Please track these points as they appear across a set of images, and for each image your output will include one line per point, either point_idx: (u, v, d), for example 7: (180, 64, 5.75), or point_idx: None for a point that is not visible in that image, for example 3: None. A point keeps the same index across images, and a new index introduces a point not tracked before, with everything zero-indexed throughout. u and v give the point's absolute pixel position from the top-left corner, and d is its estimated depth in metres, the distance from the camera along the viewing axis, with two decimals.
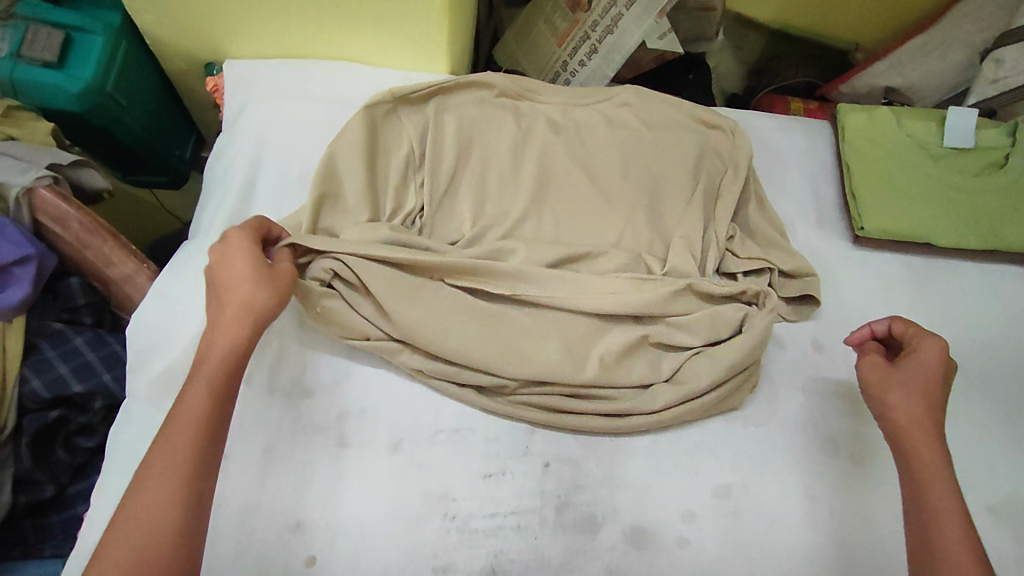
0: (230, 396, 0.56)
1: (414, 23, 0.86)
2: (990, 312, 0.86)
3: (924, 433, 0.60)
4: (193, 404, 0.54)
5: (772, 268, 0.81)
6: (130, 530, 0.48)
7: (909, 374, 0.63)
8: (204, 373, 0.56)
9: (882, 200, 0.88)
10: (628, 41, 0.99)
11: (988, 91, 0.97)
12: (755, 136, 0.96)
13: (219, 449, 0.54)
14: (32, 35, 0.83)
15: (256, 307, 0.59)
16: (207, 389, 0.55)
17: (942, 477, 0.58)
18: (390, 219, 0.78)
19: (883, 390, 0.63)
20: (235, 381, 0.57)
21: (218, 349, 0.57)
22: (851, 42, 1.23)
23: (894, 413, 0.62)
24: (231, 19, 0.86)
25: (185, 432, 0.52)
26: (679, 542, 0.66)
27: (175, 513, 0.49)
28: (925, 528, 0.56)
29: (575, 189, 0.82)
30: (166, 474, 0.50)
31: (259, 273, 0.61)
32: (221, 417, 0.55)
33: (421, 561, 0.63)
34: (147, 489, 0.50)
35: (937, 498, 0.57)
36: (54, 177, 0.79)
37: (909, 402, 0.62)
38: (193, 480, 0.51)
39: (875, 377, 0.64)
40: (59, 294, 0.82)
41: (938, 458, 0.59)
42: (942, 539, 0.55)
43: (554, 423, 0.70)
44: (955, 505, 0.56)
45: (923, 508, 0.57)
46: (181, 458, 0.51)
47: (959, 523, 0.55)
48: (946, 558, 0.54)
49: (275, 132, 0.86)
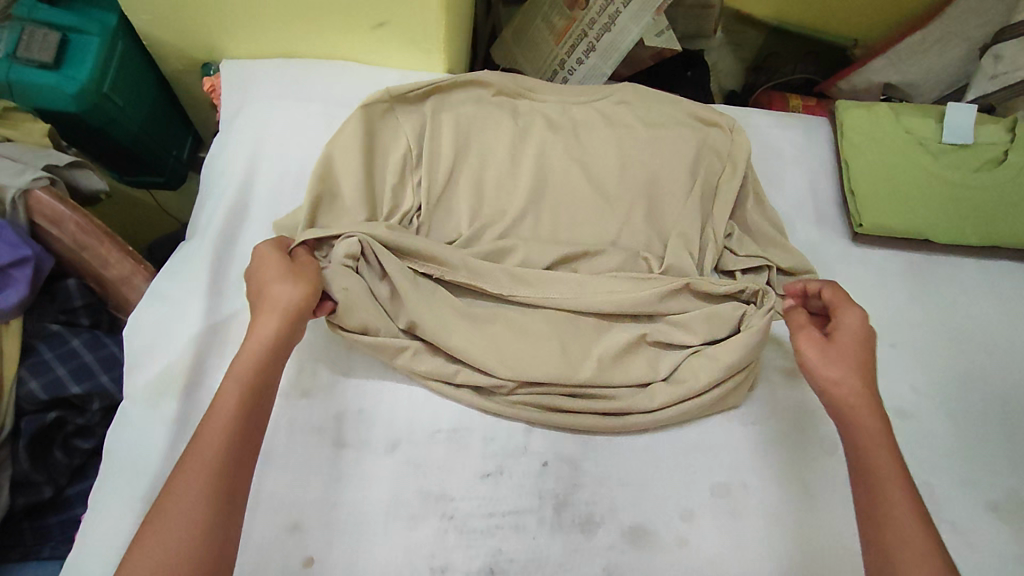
0: (265, 392, 0.56)
1: (412, 23, 0.86)
2: (990, 308, 0.86)
3: (864, 402, 0.59)
4: (226, 400, 0.54)
5: (771, 266, 0.80)
6: (165, 522, 0.47)
7: (846, 349, 0.62)
8: (238, 370, 0.56)
9: (881, 197, 0.88)
10: (626, 38, 0.98)
11: (986, 87, 0.97)
12: (753, 132, 0.96)
13: (254, 444, 0.54)
14: (28, 36, 0.83)
15: (285, 303, 0.60)
16: (241, 385, 0.55)
17: (883, 444, 0.57)
18: (387, 219, 0.77)
19: (824, 366, 0.62)
20: (270, 376, 0.57)
21: (251, 346, 0.58)
22: (850, 38, 1.22)
23: (834, 387, 0.61)
24: (228, 20, 0.86)
25: (220, 425, 0.52)
26: (678, 541, 0.66)
27: (209, 504, 0.49)
28: (872, 496, 0.55)
29: (573, 187, 0.82)
30: (199, 467, 0.50)
31: (290, 273, 0.63)
32: (253, 415, 0.54)
33: (419, 561, 0.63)
34: (181, 482, 0.49)
35: (880, 462, 0.56)
36: (50, 178, 0.79)
37: (848, 377, 0.61)
38: (227, 473, 0.51)
39: (815, 354, 0.63)
40: (57, 296, 0.83)
41: (880, 429, 0.58)
42: (890, 505, 0.54)
43: (553, 422, 0.70)
44: (897, 472, 0.56)
45: (867, 479, 0.56)
46: (216, 451, 0.51)
47: (902, 488, 0.55)
48: (898, 521, 0.53)
49: (273, 132, 0.86)
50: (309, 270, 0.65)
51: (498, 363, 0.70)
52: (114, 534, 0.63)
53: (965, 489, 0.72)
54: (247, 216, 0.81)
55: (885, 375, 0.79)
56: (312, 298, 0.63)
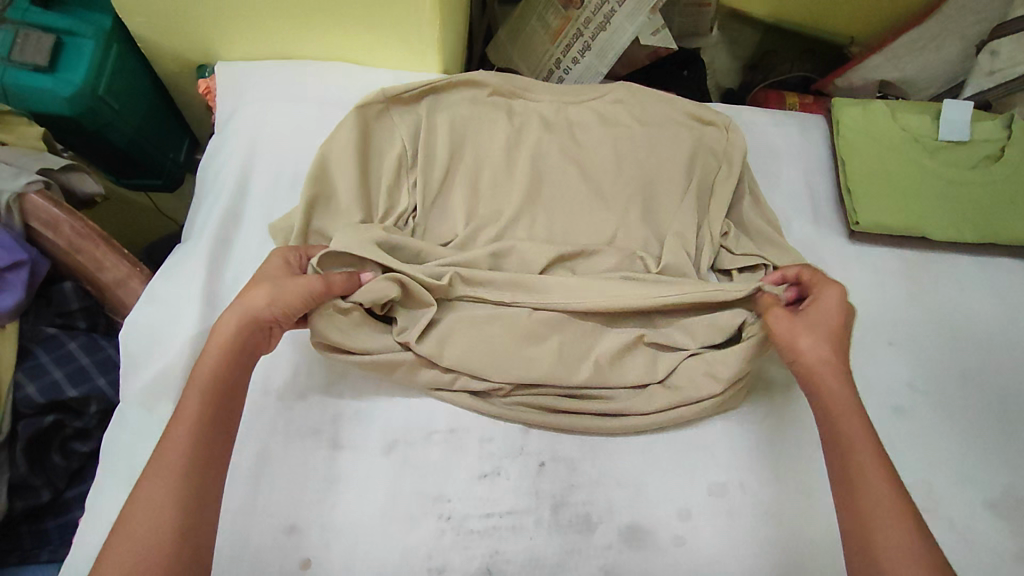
0: (227, 401, 0.56)
1: (407, 24, 0.86)
2: (988, 306, 0.86)
3: (831, 368, 0.61)
4: (187, 412, 0.54)
5: (768, 265, 0.80)
6: (131, 534, 0.47)
7: (816, 319, 0.64)
8: (201, 379, 0.56)
9: (877, 195, 0.88)
10: (621, 37, 0.98)
11: (983, 83, 0.97)
12: (749, 131, 0.96)
13: (218, 453, 0.53)
14: (23, 39, 0.83)
15: (253, 310, 0.60)
16: (201, 394, 0.55)
17: (851, 409, 0.58)
18: (382, 220, 0.77)
19: (794, 335, 0.64)
20: (232, 386, 0.57)
21: (211, 355, 0.57)
22: (845, 36, 1.21)
23: (802, 355, 0.63)
24: (223, 22, 0.85)
25: (181, 436, 0.52)
26: (675, 540, 0.66)
27: (174, 512, 0.48)
28: (843, 463, 0.55)
29: (568, 188, 0.81)
30: (166, 471, 0.50)
31: (282, 282, 0.62)
32: (219, 418, 0.55)
33: (416, 562, 0.63)
34: (146, 494, 0.49)
35: (846, 428, 0.57)
36: (45, 181, 0.79)
37: (814, 342, 0.62)
38: (192, 482, 0.50)
39: (783, 324, 0.65)
40: (53, 299, 0.82)
41: (850, 400, 0.59)
42: (860, 468, 0.54)
43: (551, 423, 0.70)
44: (866, 437, 0.56)
45: (840, 441, 0.56)
46: (178, 461, 0.51)
47: (873, 455, 0.55)
48: (865, 479, 0.53)
49: (268, 134, 0.86)
50: (312, 287, 0.63)
51: (495, 362, 0.70)
52: None
53: (963, 487, 0.72)
54: (244, 218, 0.81)
55: (883, 373, 0.79)
56: (288, 311, 0.62)
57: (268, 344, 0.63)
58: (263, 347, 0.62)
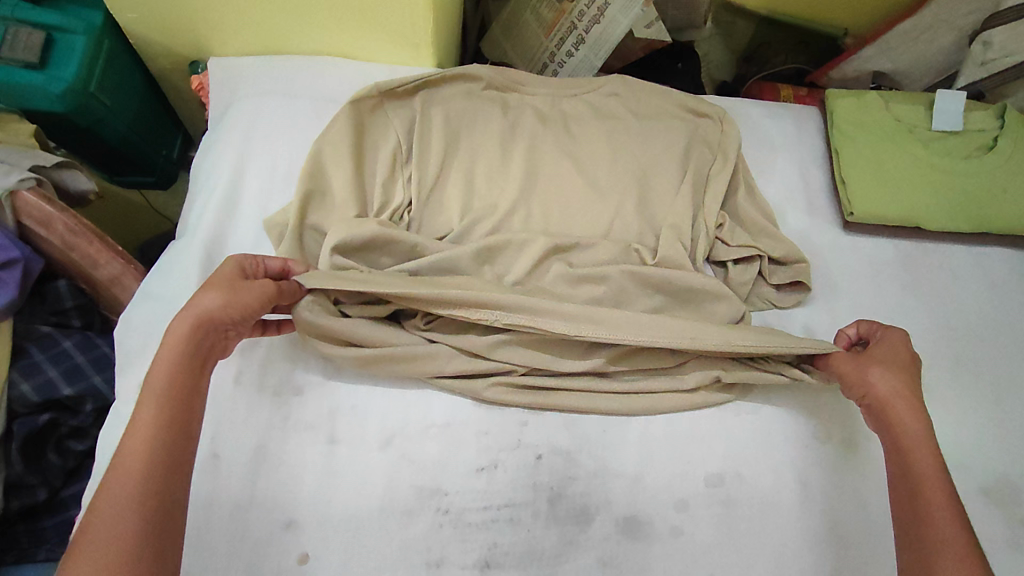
0: (186, 407, 0.55)
1: (401, 19, 0.85)
2: (981, 295, 0.86)
3: (902, 401, 0.63)
4: (143, 418, 0.53)
5: (763, 255, 0.81)
6: (93, 539, 0.47)
7: (880, 357, 0.67)
8: (155, 383, 0.55)
9: (871, 185, 0.88)
10: (616, 29, 0.98)
11: (976, 74, 0.98)
12: (743, 123, 0.96)
13: (181, 456, 0.53)
14: (13, 35, 0.82)
15: (205, 313, 0.59)
16: (159, 400, 0.54)
17: (924, 446, 0.60)
18: (377, 214, 0.76)
19: (863, 368, 0.66)
20: (192, 390, 0.57)
21: (166, 360, 0.56)
22: (840, 27, 1.21)
23: (872, 387, 0.65)
24: (214, 17, 0.85)
25: (141, 441, 0.52)
26: (672, 531, 0.67)
27: (138, 516, 0.48)
28: (913, 499, 0.57)
29: (563, 181, 0.81)
30: (126, 479, 0.50)
31: (236, 287, 0.61)
32: (177, 421, 0.54)
33: (414, 556, 0.63)
34: (104, 503, 0.48)
35: (923, 466, 0.59)
36: (37, 179, 0.78)
37: (891, 377, 0.64)
38: (153, 487, 0.50)
39: (847, 363, 0.68)
40: (47, 297, 0.82)
41: (924, 436, 0.61)
42: (929, 506, 0.56)
43: (545, 404, 0.70)
44: (939, 477, 0.57)
45: (911, 482, 0.58)
46: (139, 466, 0.50)
47: (943, 493, 0.56)
48: (933, 515, 0.55)
49: (262, 130, 0.85)
50: (268, 292, 0.63)
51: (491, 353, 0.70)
52: None
53: (957, 475, 0.73)
54: (238, 214, 0.81)
55: None
56: (243, 316, 0.61)
57: (223, 348, 0.62)
58: (218, 347, 0.61)
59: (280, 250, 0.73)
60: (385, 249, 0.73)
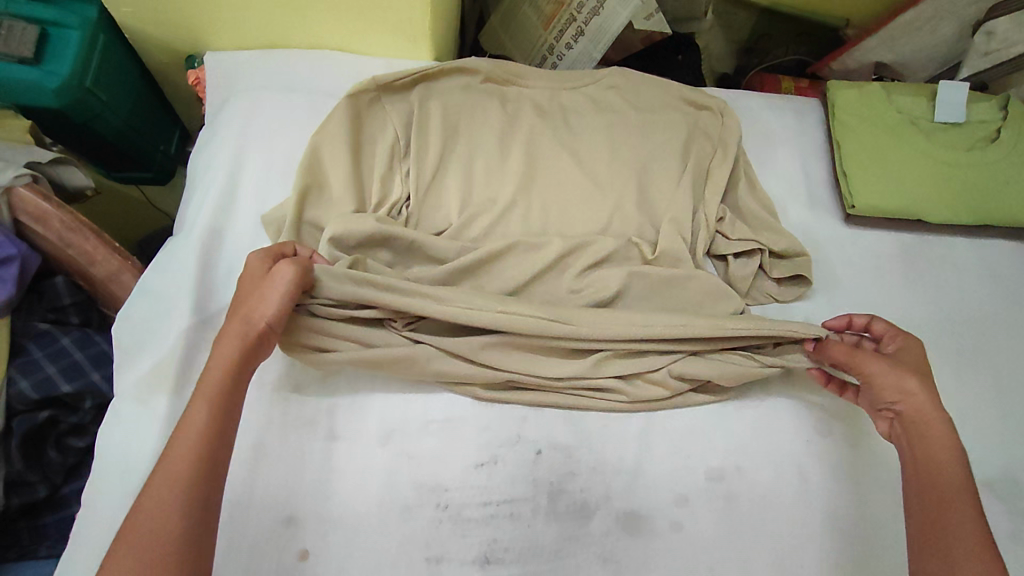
0: (231, 415, 0.56)
1: (398, 11, 0.84)
2: (983, 288, 0.85)
3: (937, 415, 0.61)
4: (193, 420, 0.53)
5: (764, 249, 0.80)
6: (134, 538, 0.47)
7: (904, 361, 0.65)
8: (206, 388, 0.55)
9: (873, 179, 0.87)
10: (615, 21, 0.97)
11: (980, 64, 0.97)
12: (745, 115, 0.95)
13: (222, 462, 0.53)
14: (6, 30, 0.81)
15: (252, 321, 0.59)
16: (208, 407, 0.54)
17: (953, 460, 0.58)
18: (376, 210, 0.76)
19: (903, 375, 0.63)
20: (236, 399, 0.56)
21: (218, 367, 0.57)
22: (840, 18, 1.19)
23: (909, 397, 0.62)
24: (210, 11, 0.84)
25: (187, 447, 0.52)
26: (672, 525, 0.66)
27: (181, 516, 0.49)
28: (939, 509, 0.56)
29: (563, 173, 0.81)
30: (170, 482, 0.50)
31: (265, 291, 0.61)
32: (224, 429, 0.54)
33: (414, 552, 0.63)
34: (148, 503, 0.49)
35: (951, 477, 0.57)
36: (33, 175, 0.78)
37: (924, 396, 0.62)
38: (196, 493, 0.50)
39: (885, 370, 0.64)
40: (45, 294, 0.82)
41: (951, 448, 0.59)
42: (957, 516, 0.55)
43: (543, 402, 0.70)
44: (967, 491, 0.56)
45: (937, 489, 0.57)
46: (184, 469, 0.51)
47: (969, 505, 0.55)
48: (961, 526, 0.54)
49: (258, 125, 0.85)
50: (290, 276, 0.62)
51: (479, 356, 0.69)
52: (106, 531, 0.63)
53: None
54: (235, 210, 0.80)
55: None
56: (278, 318, 0.61)
57: (268, 351, 0.62)
58: (263, 354, 0.61)
59: None
60: (384, 243, 0.73)
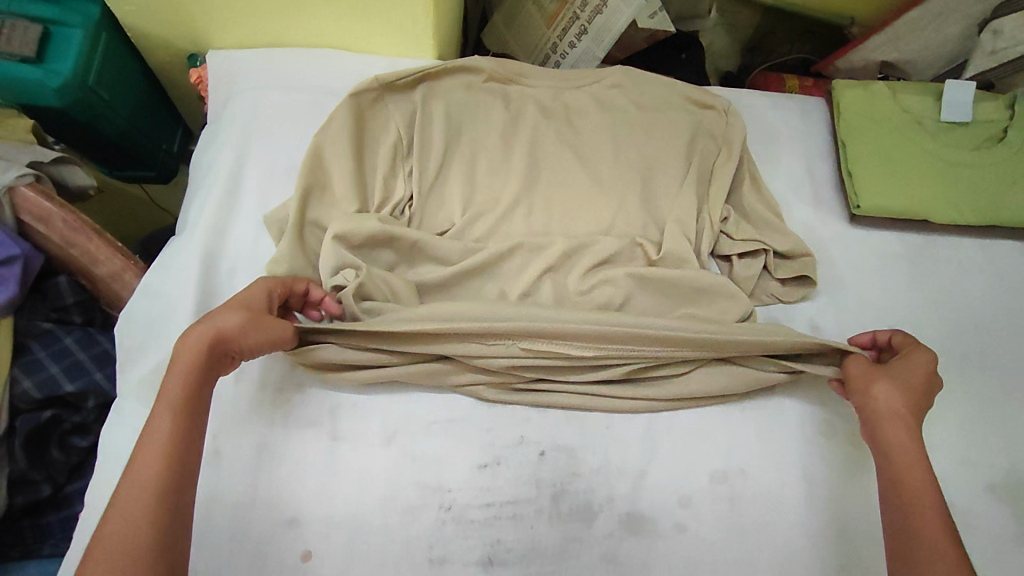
0: (195, 422, 0.55)
1: (401, 8, 0.84)
2: (990, 289, 0.85)
3: (900, 417, 0.61)
4: (158, 429, 0.53)
5: (769, 250, 0.80)
6: (104, 548, 0.47)
7: (888, 369, 0.65)
8: (170, 396, 0.55)
9: (878, 178, 0.87)
10: (616, 20, 0.97)
11: (986, 63, 0.96)
12: (749, 114, 0.94)
13: (189, 470, 0.53)
14: (8, 29, 0.80)
15: (221, 330, 0.58)
16: (173, 413, 0.54)
17: (915, 459, 0.59)
18: (377, 210, 0.76)
19: (871, 379, 0.65)
20: (200, 407, 0.56)
21: (179, 375, 0.56)
22: (846, 17, 1.17)
23: (873, 400, 0.63)
24: (213, 10, 0.84)
25: (154, 456, 0.51)
26: (676, 527, 0.66)
27: (152, 526, 0.48)
28: (905, 514, 0.56)
29: (566, 173, 0.80)
30: (139, 493, 0.49)
31: (258, 318, 0.61)
32: (189, 436, 0.54)
33: (417, 553, 0.63)
34: (116, 514, 0.48)
35: (914, 478, 0.58)
36: (36, 175, 0.78)
37: (885, 394, 0.63)
38: (165, 502, 0.50)
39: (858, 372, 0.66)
40: (48, 294, 0.82)
41: (913, 445, 0.60)
42: (920, 519, 0.55)
43: (550, 402, 0.70)
44: (927, 490, 0.57)
45: (903, 492, 0.58)
46: (153, 479, 0.50)
47: (932, 506, 0.56)
48: (923, 529, 0.55)
49: (261, 125, 0.84)
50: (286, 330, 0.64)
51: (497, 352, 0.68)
52: None
53: (965, 470, 0.72)
54: (238, 210, 0.80)
55: None
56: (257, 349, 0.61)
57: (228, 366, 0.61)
58: (223, 367, 0.60)
59: (280, 247, 0.71)
60: (386, 243, 0.73)
